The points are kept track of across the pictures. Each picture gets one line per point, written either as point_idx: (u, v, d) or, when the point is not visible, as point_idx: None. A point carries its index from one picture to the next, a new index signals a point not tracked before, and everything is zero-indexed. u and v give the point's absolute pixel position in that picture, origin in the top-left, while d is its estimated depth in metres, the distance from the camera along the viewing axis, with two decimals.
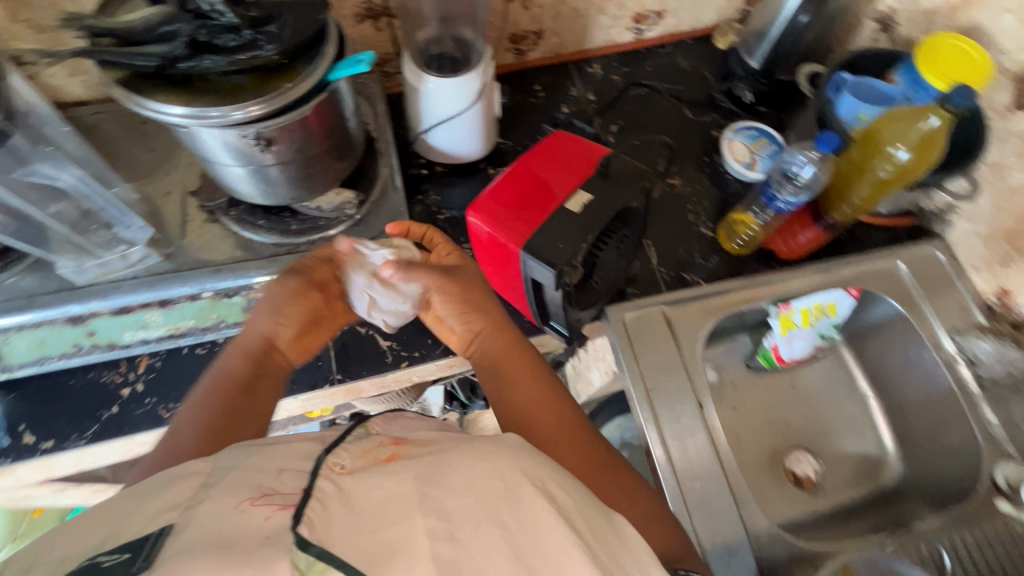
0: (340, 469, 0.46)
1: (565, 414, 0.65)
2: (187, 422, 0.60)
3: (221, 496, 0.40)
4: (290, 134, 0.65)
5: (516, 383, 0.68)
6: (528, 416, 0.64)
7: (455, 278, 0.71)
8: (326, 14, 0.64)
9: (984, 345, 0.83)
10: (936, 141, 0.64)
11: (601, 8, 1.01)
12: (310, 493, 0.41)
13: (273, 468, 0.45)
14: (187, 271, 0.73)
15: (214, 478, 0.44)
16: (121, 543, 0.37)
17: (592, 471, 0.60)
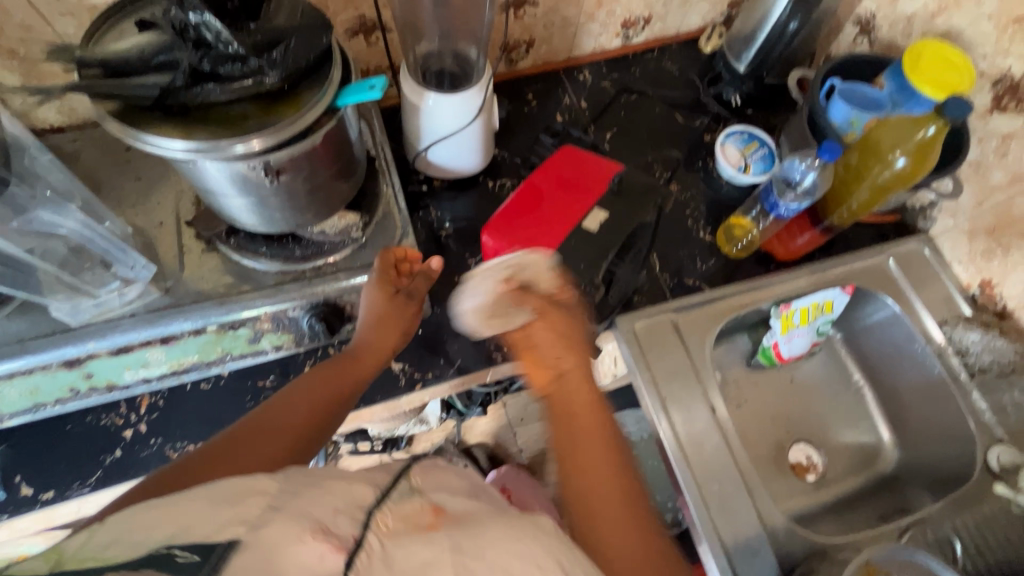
0: (384, 529, 0.46)
1: (621, 471, 0.57)
2: (274, 401, 0.65)
3: (285, 523, 0.41)
4: (296, 163, 0.62)
5: (579, 423, 0.60)
6: (579, 473, 0.56)
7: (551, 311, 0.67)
8: (329, 38, 0.62)
9: (972, 335, 0.88)
10: (931, 147, 0.67)
11: (591, 16, 1.01)
12: (360, 541, 0.43)
13: (330, 506, 0.46)
14: (189, 304, 0.70)
15: (277, 501, 0.44)
16: (191, 542, 0.38)
17: (640, 543, 0.52)
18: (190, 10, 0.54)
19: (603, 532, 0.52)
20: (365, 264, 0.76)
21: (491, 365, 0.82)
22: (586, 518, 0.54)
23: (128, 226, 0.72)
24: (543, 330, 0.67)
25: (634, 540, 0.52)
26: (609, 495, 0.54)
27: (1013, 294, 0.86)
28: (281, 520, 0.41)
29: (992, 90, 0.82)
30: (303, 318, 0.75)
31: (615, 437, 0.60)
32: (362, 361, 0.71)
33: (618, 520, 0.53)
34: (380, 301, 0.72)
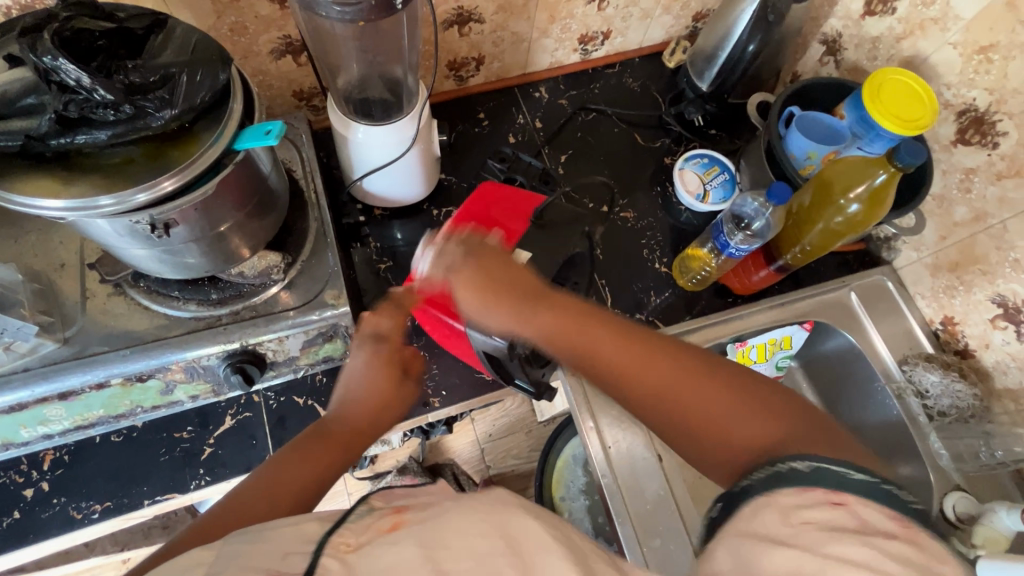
0: (344, 546, 0.45)
1: (657, 378, 0.53)
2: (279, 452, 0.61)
3: None
4: (196, 211, 0.57)
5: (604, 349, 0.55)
6: (660, 396, 0.53)
7: (466, 268, 0.60)
8: (228, 72, 0.56)
9: (931, 376, 0.82)
10: (884, 195, 0.63)
11: (545, 31, 0.95)
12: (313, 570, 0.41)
13: (278, 551, 0.44)
14: (89, 356, 0.65)
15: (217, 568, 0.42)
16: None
17: (696, 435, 0.51)
18: (44, 53, 0.47)
19: (676, 393, 0.52)
20: (286, 308, 0.71)
21: (428, 411, 0.78)
22: (681, 427, 0.52)
23: (15, 273, 0.65)
24: (494, 266, 0.61)
25: (717, 400, 0.50)
26: (692, 395, 0.51)
27: (974, 334, 0.83)
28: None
29: (957, 122, 0.78)
30: (220, 366, 0.70)
31: (631, 326, 0.57)
32: (356, 417, 0.65)
33: (716, 411, 0.50)
34: (363, 365, 0.67)
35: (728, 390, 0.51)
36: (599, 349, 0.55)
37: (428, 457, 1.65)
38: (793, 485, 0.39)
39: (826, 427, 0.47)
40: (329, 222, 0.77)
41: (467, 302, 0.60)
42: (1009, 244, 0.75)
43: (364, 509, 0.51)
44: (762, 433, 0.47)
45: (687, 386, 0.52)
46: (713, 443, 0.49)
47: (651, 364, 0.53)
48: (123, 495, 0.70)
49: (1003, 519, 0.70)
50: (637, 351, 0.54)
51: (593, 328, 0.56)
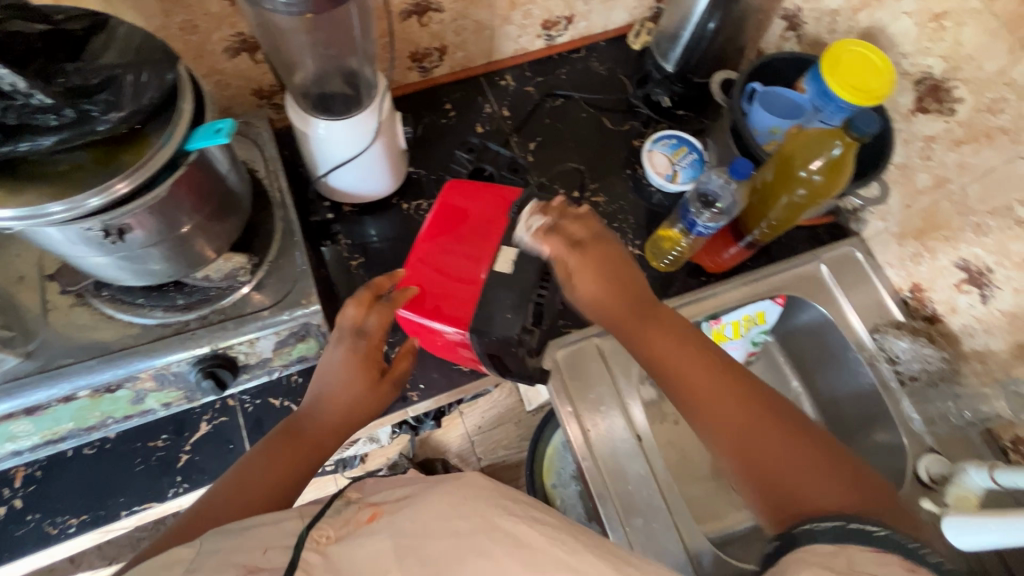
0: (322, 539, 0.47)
1: (737, 414, 0.55)
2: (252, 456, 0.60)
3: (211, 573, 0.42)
4: (151, 216, 0.56)
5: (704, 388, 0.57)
6: (729, 427, 0.55)
7: (588, 255, 0.64)
8: (176, 72, 0.55)
9: (902, 343, 0.84)
10: (843, 166, 0.64)
11: (506, 18, 0.94)
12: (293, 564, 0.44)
13: (258, 546, 0.46)
14: (53, 369, 0.63)
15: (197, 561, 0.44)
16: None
17: (767, 475, 0.52)
18: None
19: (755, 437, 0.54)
20: (255, 310, 0.70)
21: (407, 405, 0.78)
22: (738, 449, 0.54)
23: None
24: (625, 280, 0.64)
25: (783, 445, 0.53)
26: (764, 431, 0.54)
27: (941, 299, 0.84)
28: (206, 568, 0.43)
29: (915, 91, 0.79)
30: (191, 371, 0.69)
31: (735, 367, 0.59)
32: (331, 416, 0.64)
33: (778, 446, 0.53)
34: (339, 362, 0.64)
35: (794, 435, 0.53)
36: (707, 387, 0.57)
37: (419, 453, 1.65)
38: (826, 540, 0.44)
39: (887, 499, 0.50)
40: (295, 221, 0.76)
41: (585, 292, 0.64)
42: (970, 208, 0.77)
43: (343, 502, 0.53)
44: (838, 497, 0.49)
45: (760, 428, 0.54)
46: (777, 488, 0.51)
47: (723, 400, 0.56)
48: (100, 508, 0.69)
49: (973, 476, 0.71)
50: (739, 386, 0.57)
51: (713, 366, 0.59)
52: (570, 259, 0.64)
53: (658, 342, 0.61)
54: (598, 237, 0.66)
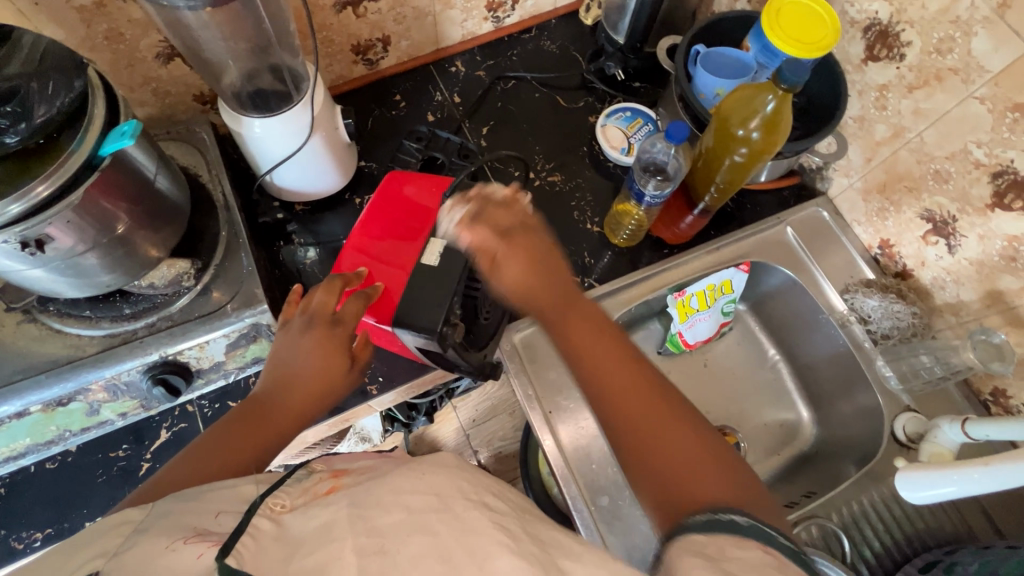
0: (276, 508, 0.45)
1: (643, 416, 0.53)
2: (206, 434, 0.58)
3: (152, 540, 0.40)
4: (73, 224, 0.56)
5: (604, 378, 0.56)
6: (631, 423, 0.53)
7: (479, 226, 0.63)
8: (84, 79, 0.55)
9: (872, 301, 0.82)
10: (781, 121, 0.62)
11: (447, 2, 0.93)
12: (239, 531, 0.41)
13: (212, 509, 0.45)
14: (3, 386, 0.64)
15: (146, 523, 0.42)
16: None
17: (659, 474, 0.50)
18: None
19: (646, 443, 0.52)
20: (203, 314, 0.69)
21: (366, 399, 0.77)
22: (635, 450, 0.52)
23: None
24: (542, 266, 0.62)
25: (681, 447, 0.51)
26: (658, 432, 0.52)
27: (910, 254, 0.81)
28: (150, 536, 0.40)
29: (865, 39, 0.76)
30: (142, 380, 0.69)
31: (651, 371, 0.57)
32: (292, 399, 0.62)
33: (671, 446, 0.51)
34: (309, 346, 0.63)
35: (692, 438, 0.52)
36: (615, 380, 0.55)
37: (415, 449, 1.65)
38: (731, 535, 0.42)
39: (754, 498, 0.49)
40: (240, 223, 0.75)
41: (511, 275, 0.61)
42: (929, 155, 0.74)
43: (305, 472, 0.52)
44: (715, 491, 0.47)
45: (660, 428, 0.52)
46: (667, 482, 0.49)
47: (632, 401, 0.54)
48: (63, 520, 0.71)
49: (947, 433, 0.69)
50: (646, 391, 0.55)
51: (631, 368, 0.56)
52: (495, 250, 0.62)
53: (577, 328, 0.59)
54: (519, 230, 0.63)
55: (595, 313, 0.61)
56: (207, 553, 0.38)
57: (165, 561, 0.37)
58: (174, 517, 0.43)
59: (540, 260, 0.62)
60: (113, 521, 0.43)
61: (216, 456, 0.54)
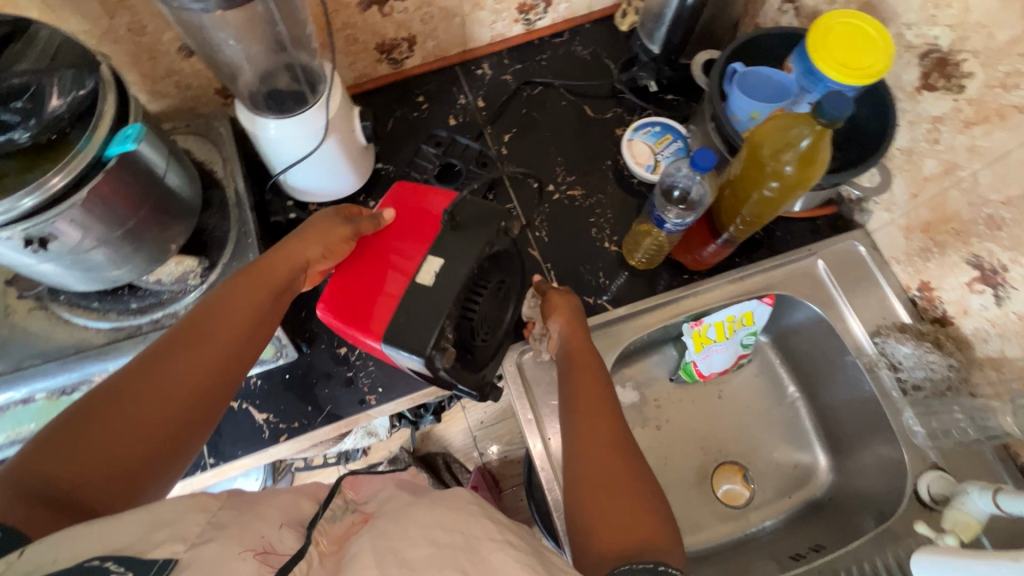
0: (322, 548, 0.47)
1: (602, 475, 0.59)
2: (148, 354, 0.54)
3: (229, 540, 0.41)
4: (79, 222, 0.56)
5: (583, 417, 0.64)
6: (586, 460, 0.60)
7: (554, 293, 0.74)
8: (95, 78, 0.54)
9: (904, 348, 0.77)
10: (817, 155, 0.57)
11: (477, 4, 0.90)
12: (300, 554, 0.45)
13: (276, 519, 0.48)
14: (12, 372, 0.65)
15: (221, 517, 0.43)
16: (129, 555, 0.37)
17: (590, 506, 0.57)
18: None
19: (592, 482, 0.59)
20: None
21: (364, 409, 0.76)
22: (584, 484, 0.59)
23: None
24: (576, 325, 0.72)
25: (628, 499, 0.57)
26: (615, 490, 0.57)
27: (951, 300, 0.75)
28: (224, 536, 0.41)
29: (920, 66, 0.70)
30: None
31: (622, 434, 0.63)
32: (271, 277, 0.64)
33: (622, 500, 0.56)
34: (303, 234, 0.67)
35: (637, 493, 0.57)
36: (597, 429, 0.62)
37: (421, 446, 1.65)
38: None
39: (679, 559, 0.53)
40: (250, 222, 0.75)
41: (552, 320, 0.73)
42: (982, 198, 0.68)
43: (340, 506, 0.56)
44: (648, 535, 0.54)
45: (613, 475, 0.58)
46: (602, 524, 0.55)
47: (600, 442, 0.61)
48: None
49: (975, 501, 0.64)
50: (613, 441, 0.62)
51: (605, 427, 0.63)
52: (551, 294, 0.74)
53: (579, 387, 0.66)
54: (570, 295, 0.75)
55: (595, 371, 0.68)
56: None
57: (235, 567, 0.39)
58: (242, 517, 0.44)
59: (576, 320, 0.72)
60: (188, 504, 0.43)
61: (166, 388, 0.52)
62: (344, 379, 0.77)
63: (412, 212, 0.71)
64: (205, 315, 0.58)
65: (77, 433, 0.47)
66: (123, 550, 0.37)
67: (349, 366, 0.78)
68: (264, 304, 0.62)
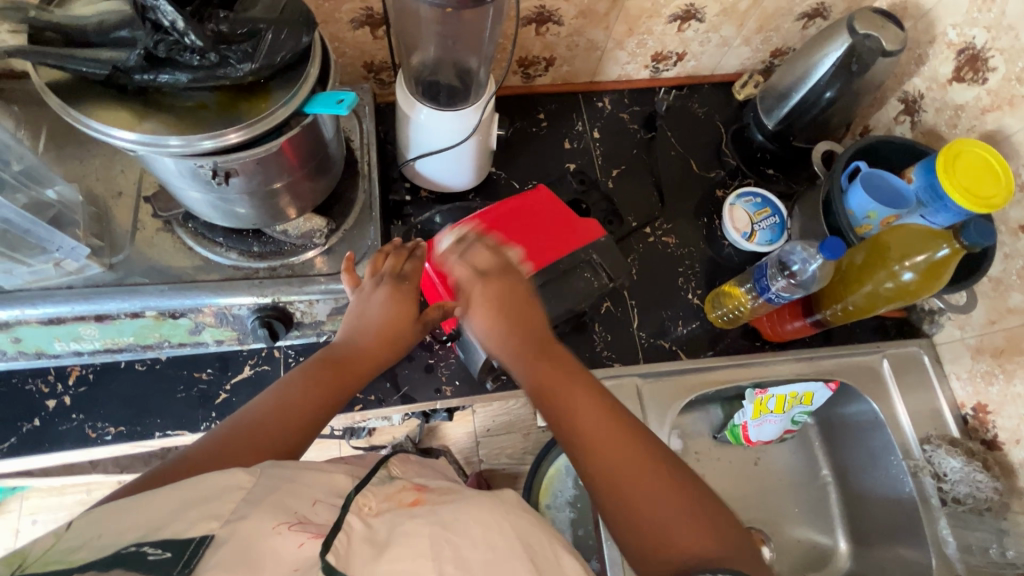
0: (368, 510, 0.49)
1: (631, 474, 0.53)
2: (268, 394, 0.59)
3: (261, 515, 0.42)
4: (255, 168, 0.58)
5: (573, 411, 0.57)
6: (607, 472, 0.53)
7: (487, 289, 0.66)
8: (311, 36, 0.56)
9: (953, 461, 0.80)
10: (943, 270, 0.70)
11: (620, 43, 0.94)
12: (338, 525, 0.45)
13: (309, 496, 0.48)
14: (130, 284, 0.66)
15: (256, 496, 0.44)
16: (163, 538, 0.38)
17: (632, 518, 0.51)
18: None
19: (623, 497, 0.52)
20: (321, 272, 0.71)
21: (438, 398, 0.79)
22: (622, 509, 0.52)
23: (77, 193, 0.68)
24: (525, 320, 0.66)
25: (677, 515, 0.50)
26: (675, 511, 0.50)
27: (1006, 427, 0.80)
28: (259, 510, 0.42)
29: None
30: (249, 317, 0.71)
31: (642, 439, 0.56)
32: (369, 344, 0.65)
33: (666, 518, 0.50)
34: (381, 301, 0.66)
35: (698, 523, 0.50)
36: (608, 448, 0.54)
37: (425, 440, 1.65)
38: None
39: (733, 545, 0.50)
40: (376, 197, 0.78)
41: (480, 325, 0.66)
42: None
43: (386, 475, 0.57)
44: (700, 541, 0.49)
45: (636, 472, 0.53)
46: (649, 545, 0.50)
47: (618, 445, 0.54)
48: (137, 424, 0.73)
49: None
50: (618, 429, 0.56)
51: (626, 446, 0.55)
52: (472, 287, 0.67)
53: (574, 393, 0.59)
54: (506, 276, 0.68)
55: (566, 364, 0.63)
56: (307, 544, 0.41)
57: (273, 542, 0.40)
58: (276, 494, 0.45)
59: (500, 295, 0.66)
60: (223, 484, 0.44)
61: (248, 442, 0.54)
62: (425, 364, 0.81)
63: (462, 260, 0.73)
64: (303, 373, 0.62)
65: (176, 472, 0.49)
66: (157, 535, 0.38)
67: (431, 354, 0.81)
68: (350, 371, 0.63)
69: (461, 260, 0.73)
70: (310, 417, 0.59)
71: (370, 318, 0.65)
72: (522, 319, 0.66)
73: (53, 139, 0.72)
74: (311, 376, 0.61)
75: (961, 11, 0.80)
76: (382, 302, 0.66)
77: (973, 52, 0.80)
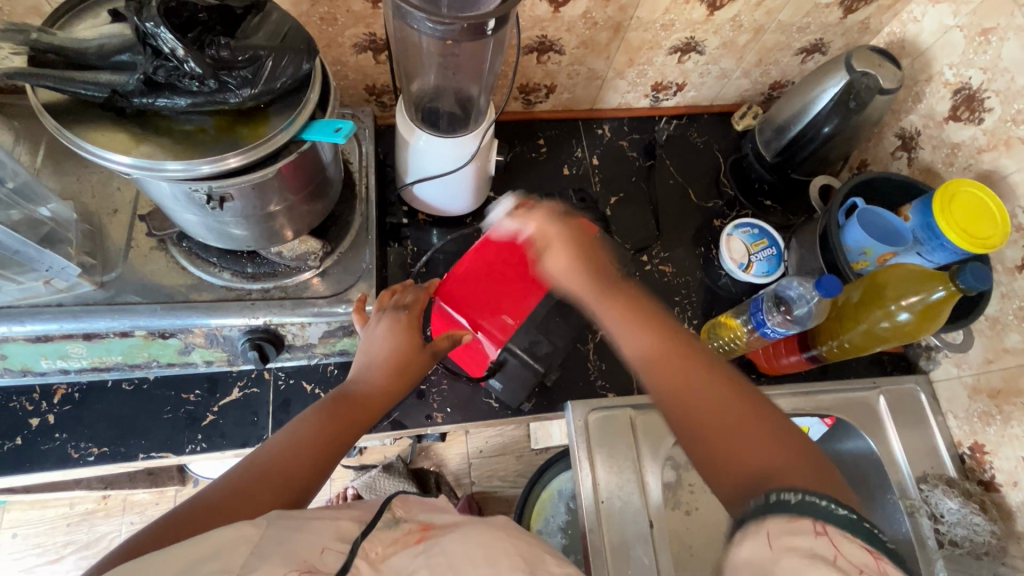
0: (373, 556, 0.47)
1: (677, 373, 0.55)
2: (277, 439, 0.58)
3: (273, 564, 0.41)
4: (250, 192, 0.58)
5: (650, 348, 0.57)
6: (687, 406, 0.53)
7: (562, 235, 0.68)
8: (312, 64, 0.56)
9: (950, 503, 0.78)
10: (939, 311, 0.70)
11: (621, 73, 0.95)
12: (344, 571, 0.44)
13: (317, 544, 0.45)
14: (121, 303, 0.66)
15: (267, 546, 0.43)
16: None
17: (705, 440, 0.51)
18: (148, 18, 0.48)
19: (699, 409, 0.52)
20: (312, 296, 0.70)
21: (429, 424, 0.79)
22: (696, 427, 0.52)
23: (72, 212, 0.67)
24: (600, 267, 0.66)
25: (761, 434, 0.49)
26: (735, 419, 0.51)
27: (1003, 468, 0.79)
28: (271, 561, 0.41)
29: None
30: (239, 338, 0.70)
31: (725, 369, 0.55)
32: (376, 379, 0.65)
33: (748, 440, 0.49)
34: (383, 333, 0.67)
35: (778, 444, 0.48)
36: (682, 375, 0.55)
37: (416, 460, 1.63)
38: (782, 514, 0.41)
39: (818, 465, 0.47)
40: (373, 220, 0.77)
41: (555, 263, 0.67)
42: None
43: (392, 518, 0.52)
44: (772, 457, 0.47)
45: (694, 384, 0.54)
46: (720, 457, 0.49)
47: (678, 368, 0.55)
48: (121, 445, 0.72)
49: None
50: (680, 350, 0.57)
51: (697, 372, 0.55)
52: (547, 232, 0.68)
53: (608, 315, 0.62)
54: (576, 225, 0.70)
55: (646, 309, 0.62)
56: None
57: None
58: (290, 537, 0.44)
59: (590, 250, 0.67)
60: (233, 534, 0.43)
61: (254, 490, 0.53)
62: (417, 390, 0.81)
63: (478, 299, 0.73)
64: (310, 417, 0.61)
65: (187, 525, 0.48)
66: None
67: (424, 379, 0.81)
68: (358, 411, 0.63)
69: (474, 300, 0.73)
70: (317, 453, 0.58)
71: (375, 351, 0.66)
72: (608, 274, 0.65)
73: (52, 156, 0.73)
74: (319, 421, 0.61)
75: (958, 52, 0.81)
76: (389, 333, 0.67)
77: (969, 92, 0.80)
